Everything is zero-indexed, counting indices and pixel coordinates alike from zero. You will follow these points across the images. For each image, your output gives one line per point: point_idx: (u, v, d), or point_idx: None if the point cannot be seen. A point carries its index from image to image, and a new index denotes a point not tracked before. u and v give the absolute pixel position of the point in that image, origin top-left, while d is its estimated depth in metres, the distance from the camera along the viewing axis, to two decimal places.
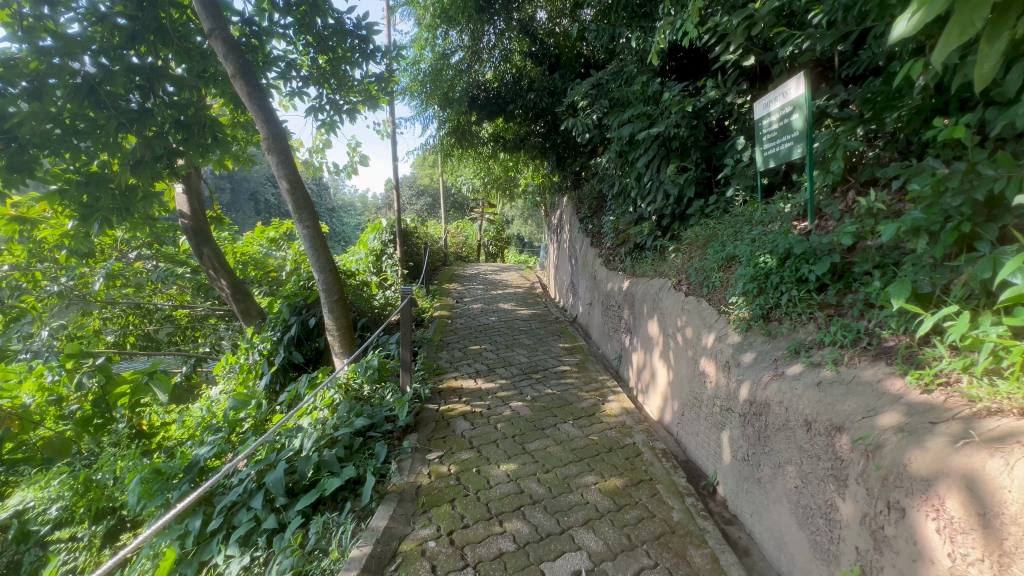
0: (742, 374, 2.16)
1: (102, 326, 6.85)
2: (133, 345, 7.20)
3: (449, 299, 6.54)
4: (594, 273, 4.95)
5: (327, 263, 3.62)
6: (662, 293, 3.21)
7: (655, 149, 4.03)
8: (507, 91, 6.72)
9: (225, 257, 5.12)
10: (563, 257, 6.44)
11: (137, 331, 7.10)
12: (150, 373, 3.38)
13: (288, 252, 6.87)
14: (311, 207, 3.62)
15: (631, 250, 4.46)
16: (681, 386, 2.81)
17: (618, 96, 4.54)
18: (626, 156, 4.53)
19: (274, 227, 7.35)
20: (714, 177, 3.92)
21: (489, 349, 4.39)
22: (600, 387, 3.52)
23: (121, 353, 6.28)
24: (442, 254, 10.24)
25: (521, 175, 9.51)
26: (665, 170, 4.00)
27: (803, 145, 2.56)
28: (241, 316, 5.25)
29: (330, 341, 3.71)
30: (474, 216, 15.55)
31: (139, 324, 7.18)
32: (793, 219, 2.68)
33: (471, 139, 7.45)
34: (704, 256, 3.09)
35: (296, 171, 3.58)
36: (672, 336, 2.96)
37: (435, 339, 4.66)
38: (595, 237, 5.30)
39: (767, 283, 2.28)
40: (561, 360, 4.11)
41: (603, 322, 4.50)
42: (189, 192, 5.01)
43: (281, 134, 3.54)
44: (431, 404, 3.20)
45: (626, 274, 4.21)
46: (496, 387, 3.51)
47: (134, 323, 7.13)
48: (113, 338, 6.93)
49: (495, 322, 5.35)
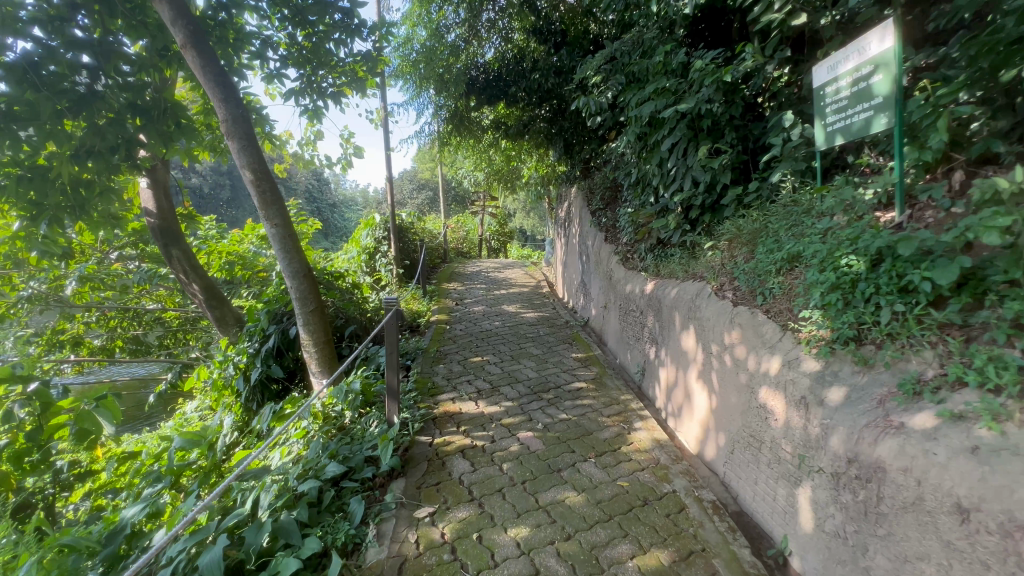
0: (827, 416, 1.63)
1: (86, 331, 6.34)
2: (121, 350, 6.70)
3: (448, 301, 6.01)
4: (609, 272, 4.39)
5: (300, 267, 3.08)
6: (699, 299, 2.66)
7: (682, 129, 3.46)
8: (508, 71, 6.12)
9: (197, 260, 4.59)
10: (572, 254, 5.89)
11: (126, 335, 6.60)
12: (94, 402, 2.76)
13: None
14: (280, 201, 3.07)
15: (654, 247, 3.90)
16: (729, 417, 2.28)
17: (637, 70, 3.96)
18: (647, 139, 3.96)
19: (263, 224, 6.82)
20: (751, 161, 3.37)
21: (493, 361, 3.85)
22: (624, 410, 2.99)
23: (103, 362, 5.80)
24: (442, 250, 9.72)
25: (523, 165, 8.95)
26: (695, 153, 3.44)
27: (891, 111, 2.00)
28: (217, 324, 4.72)
29: (305, 358, 3.17)
30: (476, 209, 14.93)
31: (128, 327, 6.66)
32: (873, 209, 2.13)
33: (470, 127, 6.92)
34: (752, 256, 2.53)
35: (261, 158, 3.03)
36: (714, 354, 2.42)
37: (432, 350, 4.12)
38: (609, 231, 4.73)
39: (854, 294, 1.74)
40: (575, 374, 3.58)
41: (622, 328, 3.96)
42: (154, 187, 4.46)
43: (242, 117, 2.97)
44: (423, 436, 2.68)
45: (649, 274, 3.66)
46: (501, 412, 2.98)
47: (122, 326, 6.61)
48: (99, 343, 6.52)
49: (498, 328, 4.80)
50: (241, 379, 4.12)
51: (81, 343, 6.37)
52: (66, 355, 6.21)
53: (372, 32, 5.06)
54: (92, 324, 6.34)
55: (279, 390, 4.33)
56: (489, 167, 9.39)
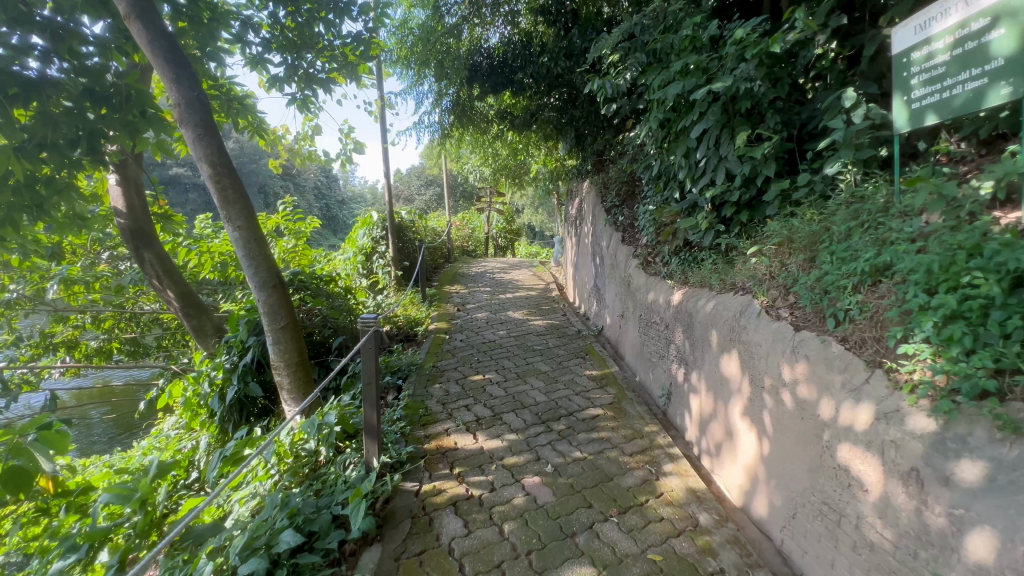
0: (960, 504, 1.16)
1: (79, 333, 5.94)
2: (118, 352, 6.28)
3: (449, 306, 5.56)
4: (627, 277, 3.91)
5: (268, 277, 2.63)
6: (744, 317, 2.18)
7: (715, 113, 2.96)
8: (514, 56, 5.60)
9: (172, 264, 4.17)
10: (583, 255, 5.40)
11: (123, 336, 6.17)
12: (33, 431, 2.14)
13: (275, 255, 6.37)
14: (244, 198, 2.62)
15: (679, 250, 3.40)
16: (787, 472, 1.81)
17: (660, 48, 3.44)
18: (673, 126, 3.46)
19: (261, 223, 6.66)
20: (797, 150, 2.87)
21: (495, 380, 3.40)
22: (649, 446, 2.52)
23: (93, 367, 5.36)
24: (446, 249, 9.27)
25: (530, 159, 8.44)
26: (733, 142, 2.94)
27: (1021, 75, 1.50)
28: (194, 334, 4.27)
29: (276, 383, 2.73)
30: (483, 206, 14.43)
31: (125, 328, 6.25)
32: (985, 208, 1.64)
33: (474, 117, 6.41)
34: (814, 267, 2.04)
35: (222, 149, 2.58)
36: (766, 390, 1.94)
37: (427, 366, 3.67)
38: (626, 231, 4.23)
39: (987, 328, 1.26)
40: (590, 397, 3.11)
41: (642, 342, 3.49)
42: (124, 184, 4.05)
43: (198, 100, 2.52)
44: (409, 482, 2.23)
45: (676, 282, 3.18)
46: (503, 447, 2.53)
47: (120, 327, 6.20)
48: (94, 345, 6.14)
49: (502, 338, 4.34)
50: (216, 399, 3.71)
51: (77, 346, 6.00)
52: (57, 359, 5.84)
53: (363, 12, 4.59)
54: (87, 325, 5.92)
55: (261, 409, 3.92)
56: (494, 160, 8.91)
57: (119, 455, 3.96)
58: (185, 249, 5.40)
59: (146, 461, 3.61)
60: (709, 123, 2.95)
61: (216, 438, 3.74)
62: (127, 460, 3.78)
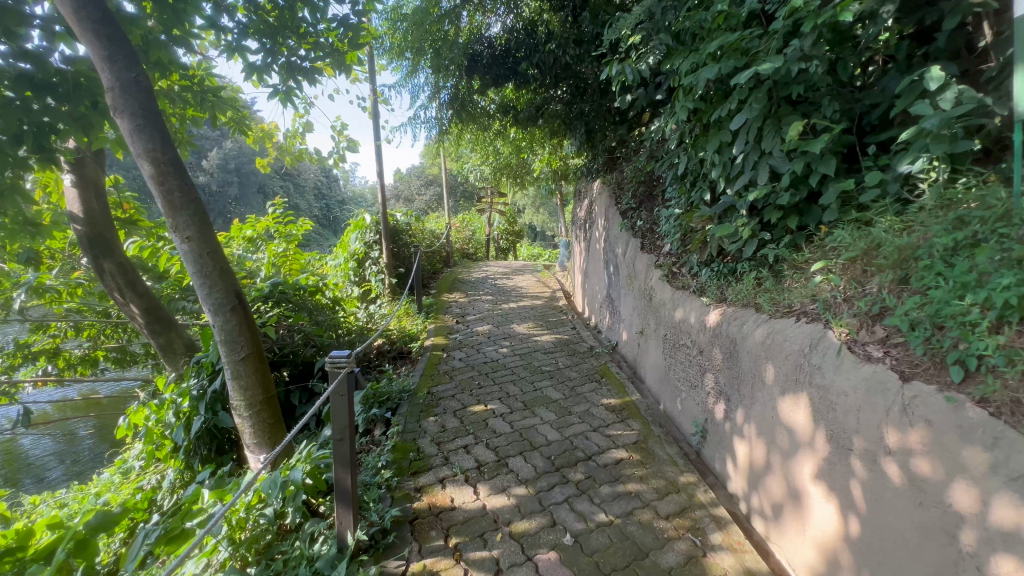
0: None
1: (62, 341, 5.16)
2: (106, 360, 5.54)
3: (448, 318, 5.11)
4: (647, 290, 3.45)
5: (224, 298, 2.18)
6: (815, 353, 1.73)
7: (760, 100, 2.50)
8: (518, 45, 5.15)
9: (136, 275, 3.70)
10: (594, 262, 4.94)
11: (111, 345, 5.40)
12: None
13: (264, 256, 6.27)
14: (195, 203, 2.16)
15: (710, 260, 2.94)
16: (891, 570, 1.36)
17: (688, 27, 2.97)
18: (705, 117, 3.01)
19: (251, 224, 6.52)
20: (858, 144, 2.42)
21: (499, 412, 2.94)
22: (689, 507, 2.07)
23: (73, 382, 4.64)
24: (445, 252, 8.83)
25: (533, 158, 7.98)
26: (782, 133, 2.49)
27: None
28: (162, 353, 3.79)
29: (235, 425, 2.27)
30: (483, 207, 13.89)
31: (115, 335, 5.43)
32: None
33: (475, 113, 5.92)
34: (909, 294, 1.59)
35: (167, 143, 2.12)
36: (856, 454, 1.49)
37: (421, 393, 3.21)
38: (645, 236, 3.77)
39: None
40: (611, 435, 2.66)
41: (668, 367, 3.04)
42: (82, 187, 3.60)
43: (138, 83, 2.05)
44: (393, 559, 1.78)
45: (711, 299, 2.72)
46: (510, 506, 2.07)
47: (109, 334, 5.40)
48: (79, 353, 5.40)
49: (506, 357, 3.89)
50: (181, 431, 3.26)
51: (59, 354, 5.20)
52: (37, 368, 5.13)
53: None
54: (68, 333, 5.17)
55: (233, 440, 3.46)
56: (496, 158, 8.44)
57: (74, 492, 3.50)
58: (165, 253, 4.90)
59: (100, 503, 3.15)
60: (753, 113, 2.50)
61: (182, 473, 3.29)
62: (80, 499, 3.32)
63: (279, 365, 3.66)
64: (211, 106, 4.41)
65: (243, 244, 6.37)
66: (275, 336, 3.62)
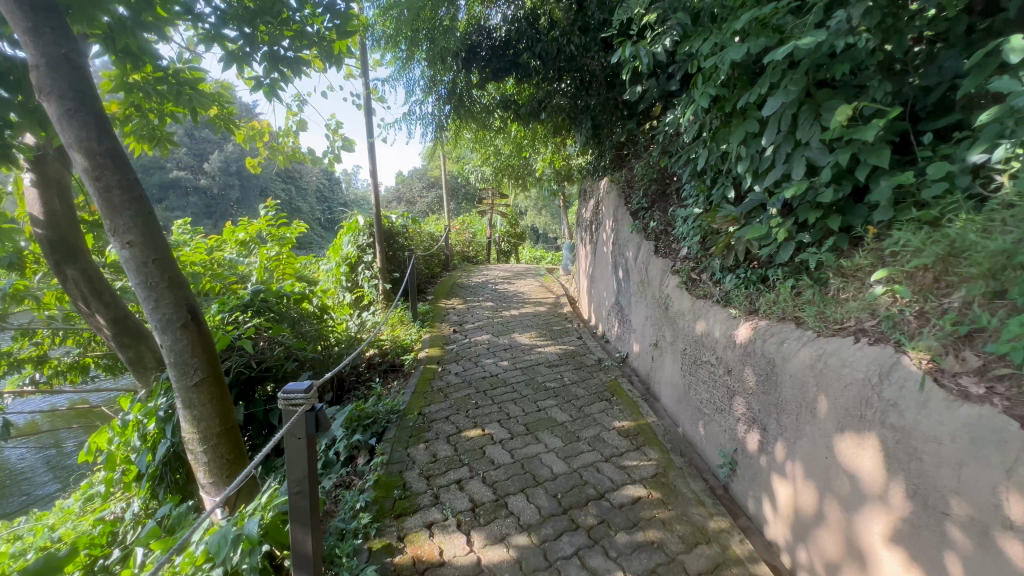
0: None
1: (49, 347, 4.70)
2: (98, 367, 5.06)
3: (445, 326, 4.79)
4: (662, 299, 3.11)
5: (173, 314, 1.86)
6: (886, 384, 1.39)
7: (798, 83, 2.16)
8: (518, 36, 4.83)
9: (103, 283, 3.38)
10: (600, 266, 4.62)
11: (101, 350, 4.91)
12: None
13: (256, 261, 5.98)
14: (139, 202, 1.84)
15: (735, 265, 2.61)
16: None
17: (709, 6, 2.64)
18: (728, 106, 2.68)
19: (244, 227, 6.23)
20: (911, 132, 2.09)
21: (498, 437, 2.61)
22: (723, 563, 1.74)
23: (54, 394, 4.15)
24: (444, 255, 8.53)
25: (535, 157, 7.66)
26: (822, 120, 2.16)
27: None
28: (130, 367, 3.48)
29: (189, 461, 1.96)
30: (484, 208, 13.57)
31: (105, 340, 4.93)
32: None
33: (473, 110, 5.60)
34: (1007, 314, 1.26)
35: (106, 132, 1.80)
36: (955, 521, 1.16)
37: (411, 414, 2.89)
38: (658, 239, 3.44)
39: None
40: (626, 467, 2.32)
41: (688, 386, 2.71)
42: (43, 186, 3.28)
43: (68, 60, 1.73)
44: None
45: (739, 310, 2.38)
46: (510, 561, 1.74)
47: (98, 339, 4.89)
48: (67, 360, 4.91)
49: (506, 371, 3.56)
50: (145, 457, 2.92)
51: (46, 361, 4.68)
52: (25, 376, 4.68)
53: None
54: (55, 339, 4.70)
55: None
56: (496, 157, 8.14)
57: (33, 521, 3.18)
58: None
59: (54, 537, 2.82)
60: (789, 97, 2.17)
61: (147, 502, 2.96)
62: (36, 531, 2.99)
63: (259, 381, 3.35)
64: (187, 102, 4.07)
65: (235, 248, 6.05)
66: (253, 349, 3.30)
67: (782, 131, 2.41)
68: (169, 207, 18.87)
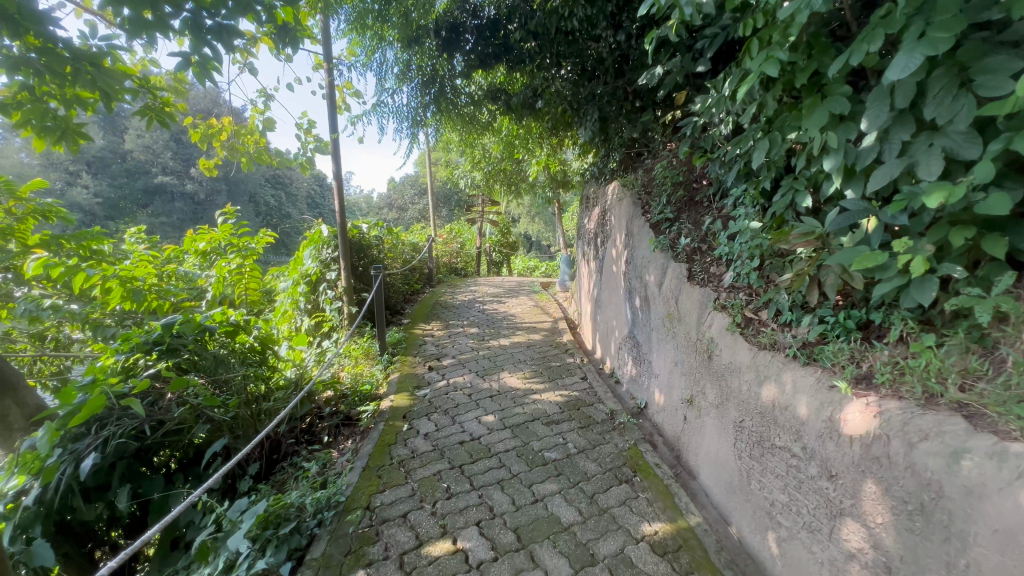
0: None
1: None
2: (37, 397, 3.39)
3: (419, 360, 3.98)
4: (702, 343, 2.31)
5: None
6: None
7: (947, 28, 1.36)
8: (511, 13, 4.02)
9: None
10: (608, 288, 3.84)
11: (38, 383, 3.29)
12: None
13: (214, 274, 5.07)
14: None
15: (814, 308, 1.82)
16: None
17: None
18: (801, 78, 1.88)
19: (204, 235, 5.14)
20: None
21: (476, 558, 1.77)
22: None
23: None
24: (427, 268, 7.71)
25: (528, 160, 6.89)
26: (977, 87, 1.37)
27: None
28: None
29: None
30: (474, 216, 12.69)
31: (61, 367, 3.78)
32: None
33: (458, 104, 4.79)
34: None
35: None
36: None
37: (354, 510, 2.05)
38: (691, 260, 2.64)
39: None
40: None
41: (748, 475, 1.90)
42: None
43: None
44: None
45: (838, 377, 1.58)
46: None
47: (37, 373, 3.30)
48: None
49: (492, 430, 2.74)
50: None
51: None
52: None
53: None
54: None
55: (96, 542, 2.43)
56: (485, 160, 7.34)
57: None
58: (81, 272, 3.30)
59: None
60: (931, 52, 1.37)
61: None
62: None
63: (162, 447, 2.53)
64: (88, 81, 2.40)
65: (195, 261, 5.13)
66: (149, 409, 2.47)
67: (894, 109, 1.62)
68: (153, 212, 18.03)
